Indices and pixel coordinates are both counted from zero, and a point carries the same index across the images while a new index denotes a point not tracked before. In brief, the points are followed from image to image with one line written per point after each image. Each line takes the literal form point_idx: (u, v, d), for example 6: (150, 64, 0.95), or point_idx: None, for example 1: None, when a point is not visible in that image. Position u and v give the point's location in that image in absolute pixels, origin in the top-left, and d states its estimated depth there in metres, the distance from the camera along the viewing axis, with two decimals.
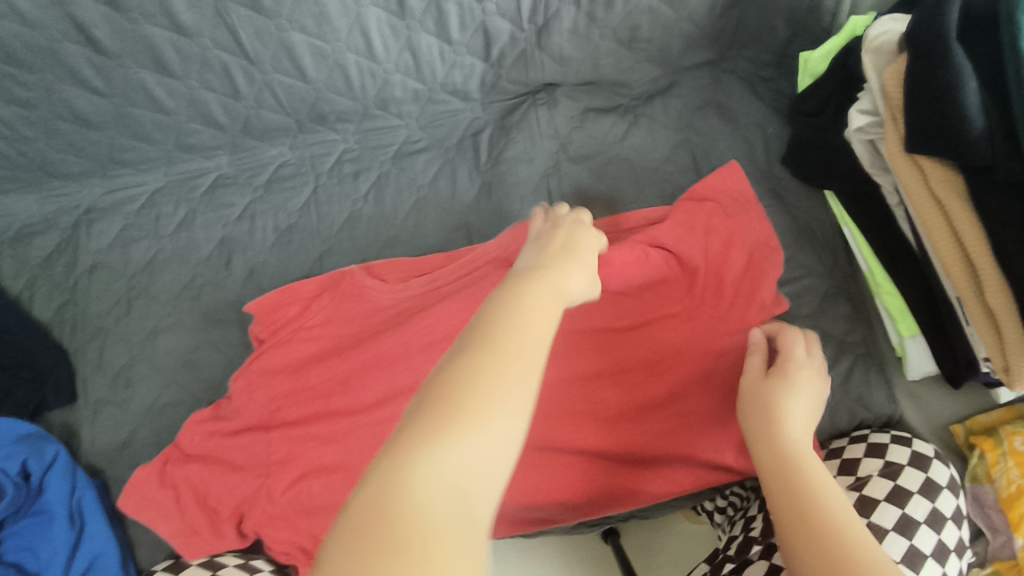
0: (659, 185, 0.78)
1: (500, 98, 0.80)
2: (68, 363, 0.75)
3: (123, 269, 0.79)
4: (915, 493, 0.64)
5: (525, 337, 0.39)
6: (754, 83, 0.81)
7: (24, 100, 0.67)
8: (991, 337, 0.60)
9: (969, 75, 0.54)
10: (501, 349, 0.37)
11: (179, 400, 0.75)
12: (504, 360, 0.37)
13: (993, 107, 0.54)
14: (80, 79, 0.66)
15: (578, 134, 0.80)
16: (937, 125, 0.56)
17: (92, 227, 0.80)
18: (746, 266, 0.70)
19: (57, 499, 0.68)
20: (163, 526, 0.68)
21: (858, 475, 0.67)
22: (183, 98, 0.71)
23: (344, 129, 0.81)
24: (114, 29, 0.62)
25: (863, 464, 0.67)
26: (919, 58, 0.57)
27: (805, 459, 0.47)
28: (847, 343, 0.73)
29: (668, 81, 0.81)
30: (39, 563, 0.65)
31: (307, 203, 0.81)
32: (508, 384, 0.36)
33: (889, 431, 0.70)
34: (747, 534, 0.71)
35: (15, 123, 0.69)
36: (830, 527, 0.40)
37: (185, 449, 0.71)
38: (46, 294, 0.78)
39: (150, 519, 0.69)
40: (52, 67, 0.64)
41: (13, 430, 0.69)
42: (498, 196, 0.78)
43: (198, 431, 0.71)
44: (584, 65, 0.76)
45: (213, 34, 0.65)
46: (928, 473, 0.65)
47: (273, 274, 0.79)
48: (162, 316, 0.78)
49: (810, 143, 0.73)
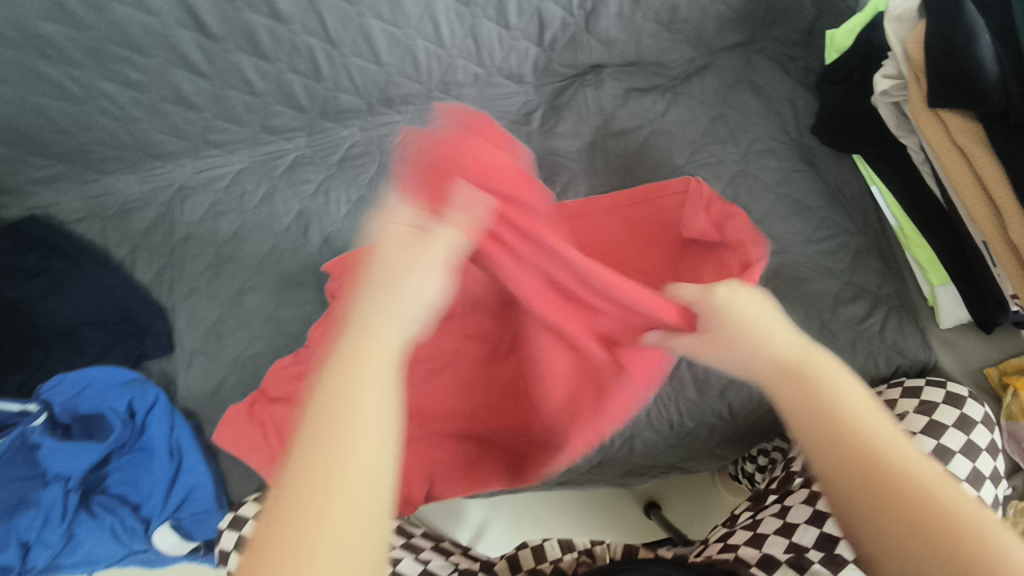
0: (697, 154, 0.85)
1: (550, 80, 0.89)
2: (164, 319, 0.84)
3: (211, 239, 0.88)
4: (950, 426, 0.67)
5: (353, 414, 0.35)
6: (783, 61, 0.88)
7: (138, 82, 0.77)
8: (1017, 274, 0.64)
9: (982, 31, 0.61)
10: (329, 431, 0.35)
11: (258, 351, 0.83)
12: (329, 458, 0.34)
13: (1007, 57, 0.60)
14: (187, 62, 0.76)
15: (622, 112, 0.87)
16: (956, 77, 0.62)
17: (185, 203, 0.90)
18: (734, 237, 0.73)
19: (159, 437, 0.76)
20: (252, 457, 0.75)
21: (894, 413, 0.71)
22: (272, 80, 0.81)
23: (408, 111, 0.90)
24: (220, 16, 0.72)
25: (899, 403, 0.72)
26: (936, 20, 0.64)
27: (808, 359, 0.44)
28: (881, 296, 0.78)
29: (703, 62, 0.88)
30: (142, 493, 0.75)
31: (375, 177, 0.89)
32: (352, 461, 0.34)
33: (925, 376, 0.74)
34: (789, 470, 0.79)
35: (126, 103, 0.79)
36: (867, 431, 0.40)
37: (270, 393, 0.78)
38: (146, 260, 0.88)
39: (241, 452, 0.76)
40: (165, 51, 0.74)
41: (118, 375, 0.78)
42: (550, 166, 0.86)
43: (283, 376, 0.78)
44: (628, 47, 0.85)
45: (305, 20, 0.75)
46: (963, 410, 0.69)
47: (346, 240, 0.87)
48: (247, 278, 0.86)
49: (838, 110, 0.80)
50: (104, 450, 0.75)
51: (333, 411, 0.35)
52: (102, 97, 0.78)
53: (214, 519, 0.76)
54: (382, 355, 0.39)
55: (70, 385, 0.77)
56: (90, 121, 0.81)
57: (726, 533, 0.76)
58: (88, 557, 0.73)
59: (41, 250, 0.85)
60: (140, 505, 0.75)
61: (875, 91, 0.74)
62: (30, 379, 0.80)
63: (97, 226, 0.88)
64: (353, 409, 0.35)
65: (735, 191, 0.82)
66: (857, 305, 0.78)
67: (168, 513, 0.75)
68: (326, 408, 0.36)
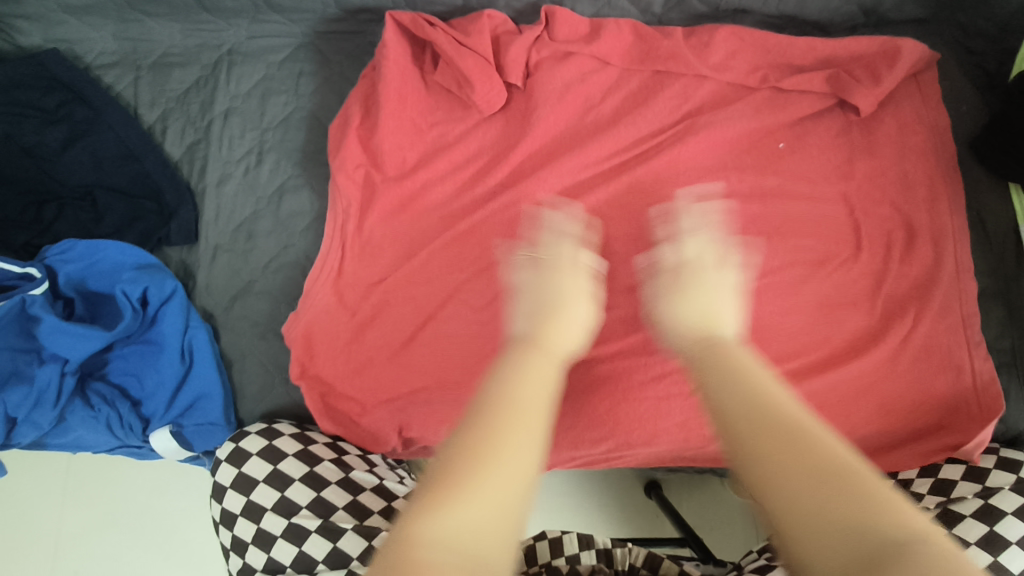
0: (812, 123, 0.74)
1: (676, 17, 0.78)
2: (192, 204, 0.78)
3: (256, 120, 0.80)
4: (972, 544, 0.60)
5: (498, 445, 0.43)
6: (958, 52, 0.76)
7: None
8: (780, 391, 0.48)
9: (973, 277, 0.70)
10: (478, 457, 0.42)
11: (291, 206, 0.78)
12: (487, 453, 0.43)
13: (998, 311, 0.71)
14: None
15: (763, 39, 0.74)
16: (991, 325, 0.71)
17: (232, 71, 0.81)
18: (749, 160, 0.74)
19: (171, 333, 0.72)
20: (327, 368, 0.73)
21: (952, 497, 0.66)
22: None
23: (510, 6, 0.78)
24: None
25: (958, 486, 0.67)
26: (972, 74, 0.75)
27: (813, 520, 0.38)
28: (994, 348, 0.70)
29: (877, 2, 0.74)
30: (145, 390, 0.73)
31: (463, 23, 0.76)
32: (487, 481, 0.41)
33: (1000, 451, 0.69)
34: None
35: None
36: (758, 391, 0.47)
37: (370, 250, 0.74)
38: (179, 129, 0.80)
39: (323, 363, 0.73)
40: None
41: (134, 258, 0.74)
42: (646, 119, 0.75)
43: (389, 225, 0.74)
44: (741, 73, 0.74)
45: None
46: (998, 557, 0.59)
47: (388, 143, 0.75)
48: (291, 175, 0.79)
49: (995, 135, 0.70)
50: (111, 338, 0.70)
51: (484, 445, 0.43)
52: None
53: (220, 432, 0.74)
54: (547, 376, 0.52)
55: (81, 255, 0.73)
56: (179, 5, 0.79)
57: (764, 565, 0.69)
58: (78, 440, 0.73)
59: (62, 93, 0.79)
60: (142, 403, 0.73)
61: (998, 159, 0.70)
62: (36, 240, 0.76)
63: (129, 75, 0.82)
64: (489, 456, 0.42)
65: (858, 191, 0.72)
66: (945, 342, 0.69)
67: (173, 415, 0.73)
68: (500, 391, 0.48)
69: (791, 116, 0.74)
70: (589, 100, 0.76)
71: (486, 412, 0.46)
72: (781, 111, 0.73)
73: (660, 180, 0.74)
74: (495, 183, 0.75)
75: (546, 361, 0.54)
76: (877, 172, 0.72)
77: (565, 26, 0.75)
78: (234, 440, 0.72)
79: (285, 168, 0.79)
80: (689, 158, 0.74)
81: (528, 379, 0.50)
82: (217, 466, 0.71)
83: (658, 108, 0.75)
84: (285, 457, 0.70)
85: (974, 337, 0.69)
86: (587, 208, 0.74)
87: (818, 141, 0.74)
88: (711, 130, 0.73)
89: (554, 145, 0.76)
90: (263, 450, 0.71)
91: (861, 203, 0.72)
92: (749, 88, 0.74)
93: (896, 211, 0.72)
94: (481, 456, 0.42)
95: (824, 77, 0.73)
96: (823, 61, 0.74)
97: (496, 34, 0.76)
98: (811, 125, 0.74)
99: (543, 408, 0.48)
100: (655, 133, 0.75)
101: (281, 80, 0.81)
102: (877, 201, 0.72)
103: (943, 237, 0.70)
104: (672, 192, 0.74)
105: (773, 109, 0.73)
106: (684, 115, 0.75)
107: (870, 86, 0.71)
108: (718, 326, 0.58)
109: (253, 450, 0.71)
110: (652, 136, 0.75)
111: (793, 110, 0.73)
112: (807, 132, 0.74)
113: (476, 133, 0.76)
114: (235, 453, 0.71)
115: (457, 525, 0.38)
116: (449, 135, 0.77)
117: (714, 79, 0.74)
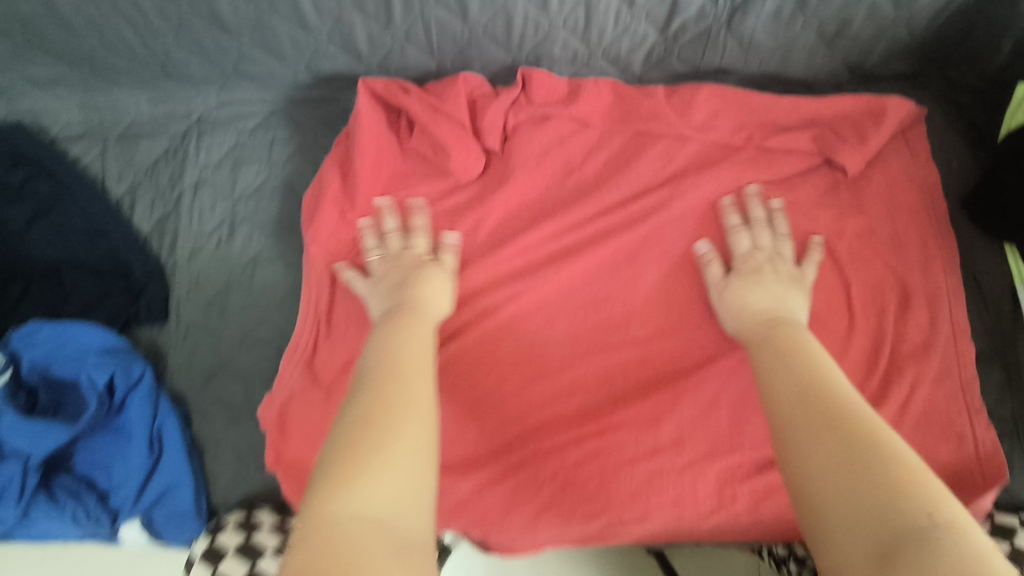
0: (800, 182, 0.72)
1: (657, 76, 0.76)
2: (162, 281, 0.75)
3: (227, 190, 0.77)
4: None
5: (395, 410, 0.45)
6: (946, 105, 0.74)
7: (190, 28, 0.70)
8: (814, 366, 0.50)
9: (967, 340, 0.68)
10: (377, 425, 0.44)
11: (263, 278, 0.75)
12: (385, 418, 0.44)
13: (997, 374, 0.69)
14: None
15: (745, 98, 0.72)
16: (990, 390, 0.68)
17: (202, 139, 0.79)
18: None
19: (139, 421, 0.69)
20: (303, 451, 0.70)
21: None
22: (336, 32, 0.71)
23: (487, 69, 0.76)
24: (318, 7, 0.68)
25: None
26: (961, 128, 0.74)
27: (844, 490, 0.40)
28: (994, 414, 0.68)
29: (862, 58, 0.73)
30: (113, 481, 0.69)
31: (438, 88, 0.73)
32: (385, 447, 0.43)
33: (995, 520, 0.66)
34: None
35: (161, 33, 0.70)
36: (804, 371, 0.49)
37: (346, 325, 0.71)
38: (148, 202, 0.78)
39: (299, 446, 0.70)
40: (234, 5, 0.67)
41: (100, 340, 0.71)
42: (629, 182, 0.72)
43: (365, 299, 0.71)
44: (724, 133, 0.72)
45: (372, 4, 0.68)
46: None
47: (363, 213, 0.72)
48: (264, 247, 0.76)
49: (987, 193, 0.68)
50: (76, 430, 0.67)
51: (379, 410, 0.45)
52: (162, 56, 0.74)
53: (191, 526, 0.69)
54: (421, 338, 0.56)
55: (45, 339, 0.70)
56: (146, 75, 0.77)
57: None
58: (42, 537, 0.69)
59: (25, 168, 0.76)
60: (110, 495, 0.69)
61: (989, 217, 0.68)
62: None
63: (95, 146, 0.79)
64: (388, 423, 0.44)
65: (849, 252, 0.70)
66: (944, 410, 0.66)
67: (143, 507, 0.69)
68: (379, 366, 0.50)
69: (778, 176, 0.72)
70: (569, 163, 0.74)
71: (372, 384, 0.48)
72: (768, 172, 0.71)
73: (645, 245, 0.72)
74: (475, 252, 0.72)
75: (417, 321, 0.59)
76: (868, 232, 0.70)
77: (542, 89, 0.73)
78: (211, 535, 0.69)
79: (257, 239, 0.76)
80: (674, 222, 0.71)
81: (404, 345, 0.54)
82: (191, 566, 0.68)
83: (640, 170, 0.72)
84: (263, 555, 0.67)
85: (973, 404, 0.66)
86: (570, 276, 0.71)
87: (807, 201, 0.71)
88: (695, 193, 0.71)
89: (534, 211, 0.73)
90: (240, 547, 0.68)
91: (854, 265, 0.69)
92: (733, 148, 0.72)
93: (889, 272, 0.69)
94: (369, 423, 0.44)
95: (809, 136, 0.71)
96: (808, 119, 0.72)
97: (472, 97, 0.74)
98: (798, 185, 0.72)
99: (425, 372, 0.51)
100: (637, 196, 0.72)
101: (252, 147, 0.78)
102: (869, 262, 0.70)
103: (938, 299, 0.68)
104: (657, 258, 0.71)
105: (760, 168, 0.71)
106: (667, 178, 0.73)
107: (856, 145, 0.69)
108: (782, 313, 0.60)
109: (231, 547, 0.68)
110: (635, 200, 0.73)
111: (780, 170, 0.71)
112: (794, 192, 0.72)
113: (454, 200, 0.74)
114: (211, 551, 0.68)
115: (361, 492, 0.40)
116: (426, 203, 0.74)
117: (697, 139, 0.72)
